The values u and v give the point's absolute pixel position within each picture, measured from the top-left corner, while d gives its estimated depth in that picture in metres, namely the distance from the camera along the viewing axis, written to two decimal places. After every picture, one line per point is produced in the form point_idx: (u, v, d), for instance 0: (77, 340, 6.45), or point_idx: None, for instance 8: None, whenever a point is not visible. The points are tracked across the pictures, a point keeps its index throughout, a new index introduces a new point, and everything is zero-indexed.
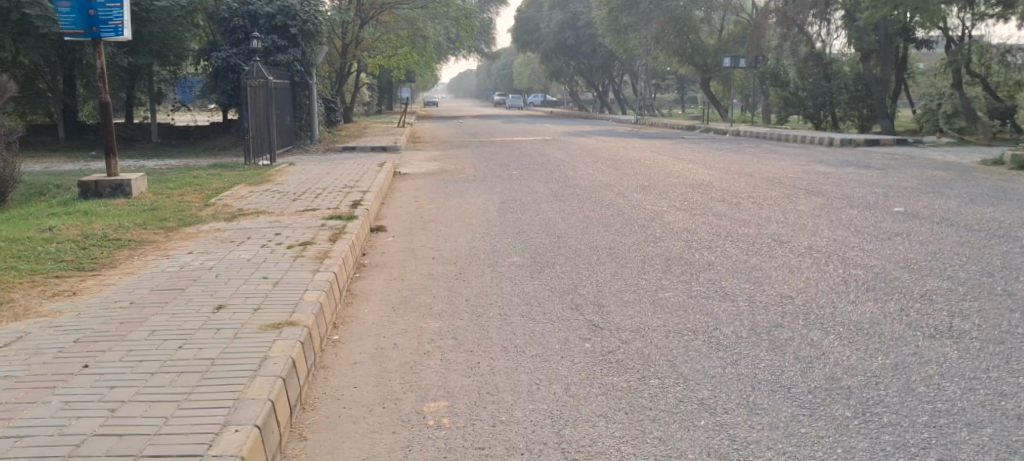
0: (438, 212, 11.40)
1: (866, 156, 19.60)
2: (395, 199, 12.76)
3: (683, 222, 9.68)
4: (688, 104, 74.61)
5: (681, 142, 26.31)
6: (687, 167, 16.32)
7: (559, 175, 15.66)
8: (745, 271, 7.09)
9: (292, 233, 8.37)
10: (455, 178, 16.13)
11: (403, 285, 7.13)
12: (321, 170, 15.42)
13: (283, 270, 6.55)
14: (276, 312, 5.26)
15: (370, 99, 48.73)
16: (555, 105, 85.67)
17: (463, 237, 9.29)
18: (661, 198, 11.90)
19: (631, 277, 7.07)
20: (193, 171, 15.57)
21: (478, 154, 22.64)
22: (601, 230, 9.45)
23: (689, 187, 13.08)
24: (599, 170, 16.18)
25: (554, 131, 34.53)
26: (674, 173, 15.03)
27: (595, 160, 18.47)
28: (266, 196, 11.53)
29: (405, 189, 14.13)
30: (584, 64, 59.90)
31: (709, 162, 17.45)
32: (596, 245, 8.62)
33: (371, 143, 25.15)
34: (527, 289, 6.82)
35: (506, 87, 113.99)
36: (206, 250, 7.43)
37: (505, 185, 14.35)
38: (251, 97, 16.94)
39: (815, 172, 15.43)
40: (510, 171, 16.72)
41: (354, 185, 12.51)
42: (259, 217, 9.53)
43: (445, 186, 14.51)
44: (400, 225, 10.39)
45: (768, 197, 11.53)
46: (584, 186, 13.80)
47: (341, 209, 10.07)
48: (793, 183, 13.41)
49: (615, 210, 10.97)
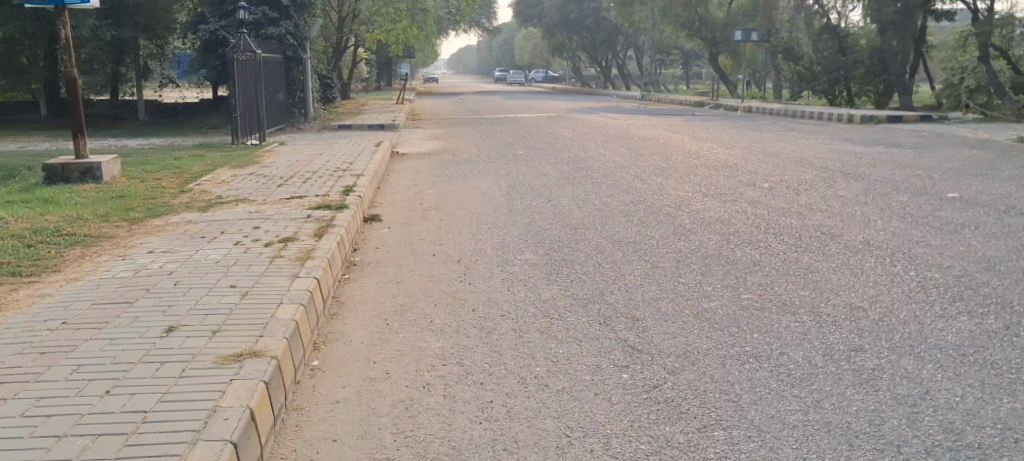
0: (441, 198, 10.39)
1: (892, 134, 18.58)
2: (393, 183, 11.74)
3: (714, 211, 8.66)
4: (693, 80, 73.44)
5: (694, 119, 25.23)
6: (706, 146, 15.30)
7: (570, 155, 14.64)
8: (797, 272, 6.09)
9: (272, 226, 7.36)
10: (458, 158, 15.11)
11: (399, 291, 6.11)
12: (314, 151, 14.39)
13: (256, 276, 5.50)
14: (238, 338, 4.22)
15: (369, 75, 47.58)
16: (557, 81, 84.38)
17: (469, 229, 8.29)
18: (683, 182, 10.89)
19: (666, 280, 6.07)
20: (176, 153, 14.52)
21: (482, 132, 21.58)
22: (623, 221, 8.45)
23: (712, 169, 12.06)
24: (612, 150, 15.16)
25: (559, 108, 33.43)
26: (693, 154, 14.01)
27: (606, 139, 17.43)
28: (250, 181, 10.50)
29: (405, 172, 13.09)
30: (588, 39, 58.67)
31: (728, 141, 16.44)
32: (619, 238, 7.62)
33: (370, 121, 24.07)
34: (544, 296, 5.81)
35: (507, 62, 112.53)
36: (170, 249, 6.39)
37: (512, 166, 13.33)
38: (238, 72, 15.89)
39: (844, 152, 14.41)
40: (517, 151, 15.70)
41: (348, 168, 11.50)
42: (239, 206, 8.51)
43: (447, 168, 13.49)
44: (397, 214, 9.38)
45: (802, 181, 10.52)
46: (597, 167, 12.78)
47: (330, 197, 9.04)
48: (824, 164, 12.40)
49: (635, 196, 9.96)
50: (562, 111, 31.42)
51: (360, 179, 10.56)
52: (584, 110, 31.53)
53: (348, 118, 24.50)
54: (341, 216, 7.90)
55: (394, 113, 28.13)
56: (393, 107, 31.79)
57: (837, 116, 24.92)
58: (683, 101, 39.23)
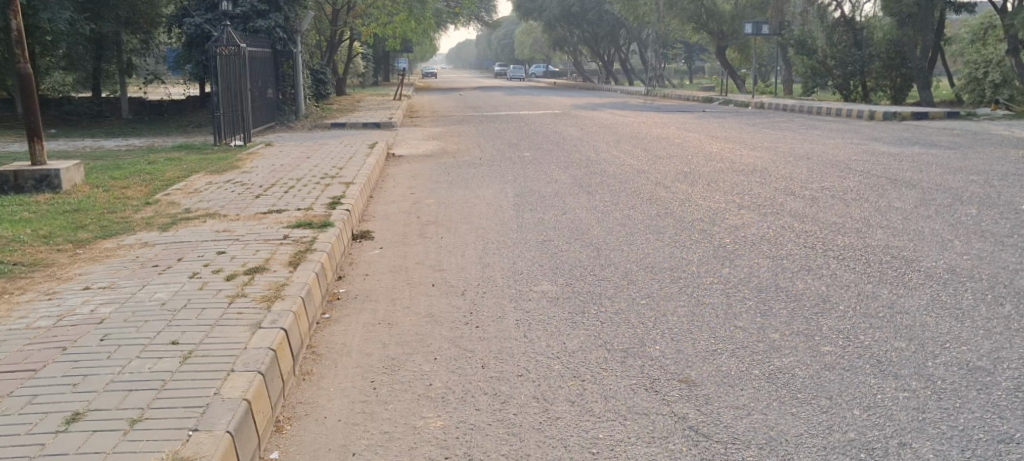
0: (441, 210, 9.24)
1: (922, 133, 17.40)
2: (387, 191, 10.59)
3: (756, 228, 7.52)
4: (696, 75, 72.32)
5: (706, 116, 24.05)
6: (726, 147, 14.14)
7: (580, 158, 13.48)
8: (878, 313, 4.95)
9: (241, 251, 6.19)
10: (459, 161, 13.97)
11: (392, 339, 4.95)
12: (302, 153, 13.23)
13: (207, 328, 4.30)
14: (162, 436, 3.08)
15: (366, 71, 46.43)
16: (557, 77, 83.23)
17: (473, 251, 7.16)
18: (712, 190, 9.74)
19: (719, 324, 4.91)
20: (152, 156, 13.35)
21: (482, 131, 20.45)
22: (651, 241, 7.30)
23: (740, 175, 10.90)
24: (626, 152, 14.00)
25: (563, 104, 32.28)
26: (715, 157, 12.85)
27: (617, 139, 16.27)
28: (225, 191, 9.33)
29: (400, 178, 11.94)
30: (590, 34, 57.52)
31: (749, 141, 15.27)
32: (650, 264, 6.47)
33: (366, 119, 22.91)
34: (571, 347, 4.66)
35: (507, 57, 111.28)
36: (109, 284, 5.22)
37: (518, 171, 12.19)
38: (221, 66, 14.73)
39: (880, 153, 13.26)
40: (522, 153, 14.57)
41: (338, 175, 10.36)
42: (207, 223, 7.35)
43: (447, 172, 12.36)
44: (392, 230, 8.23)
45: (846, 189, 9.36)
46: (612, 172, 11.61)
47: (314, 211, 7.88)
48: (862, 168, 11.27)
49: (660, 209, 8.79)
50: (566, 108, 30.23)
51: (351, 188, 9.41)
52: (589, 106, 30.36)
53: (343, 116, 23.32)
54: (324, 236, 6.73)
55: (391, 110, 26.97)
56: (390, 103, 30.61)
57: (856, 113, 23.77)
58: (689, 97, 38.06)
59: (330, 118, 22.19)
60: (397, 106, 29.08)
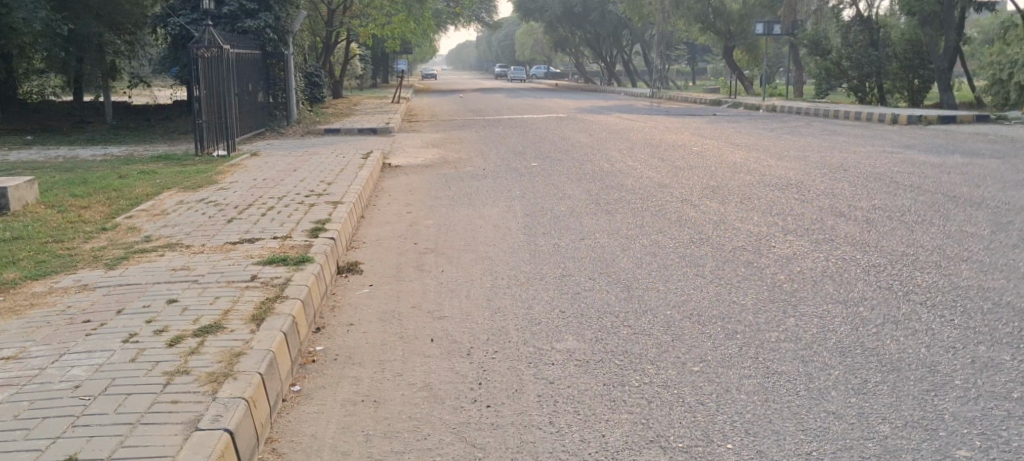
0: (441, 234, 8.11)
1: (956, 139, 16.31)
2: (380, 210, 9.46)
3: (811, 260, 6.41)
4: (700, 76, 71.22)
5: (718, 120, 23.01)
6: (751, 156, 13.05)
7: (591, 168, 12.38)
8: (1009, 392, 3.83)
9: (195, 300, 5.07)
10: (460, 171, 12.87)
11: (379, 428, 3.84)
12: (289, 164, 12.13)
13: (123, 432, 3.23)
14: None
15: (364, 72, 45.28)
16: (558, 78, 82.11)
17: (480, 291, 6.04)
18: (747, 210, 8.63)
19: (802, 408, 3.82)
20: (125, 167, 12.25)
21: (484, 137, 19.35)
22: (689, 277, 6.17)
23: (775, 189, 9.80)
24: (641, 161, 12.91)
25: (568, 107, 31.24)
26: (742, 168, 11.73)
27: (630, 146, 15.18)
28: (196, 212, 8.23)
29: (396, 192, 10.82)
30: (592, 34, 56.42)
31: (774, 149, 14.18)
32: (694, 311, 5.35)
33: (362, 124, 21.80)
34: (614, 445, 3.57)
35: (507, 58, 110.27)
36: (16, 353, 4.11)
37: (525, 184, 11.09)
38: (203, 70, 13.62)
39: (921, 163, 12.16)
40: (529, 162, 13.47)
41: (326, 192, 9.22)
42: (165, 257, 6.24)
43: (448, 186, 11.24)
44: (385, 261, 7.09)
45: (900, 208, 8.27)
46: (629, 186, 10.50)
47: (293, 240, 6.76)
48: (909, 181, 10.17)
49: (691, 233, 7.68)
50: (571, 111, 29.11)
51: (339, 208, 8.28)
52: (595, 109, 29.28)
53: (337, 121, 22.21)
54: (300, 275, 5.61)
55: (388, 114, 25.87)
56: (388, 107, 29.51)
57: (878, 117, 22.72)
58: (697, 99, 37.00)
59: (323, 124, 21.09)
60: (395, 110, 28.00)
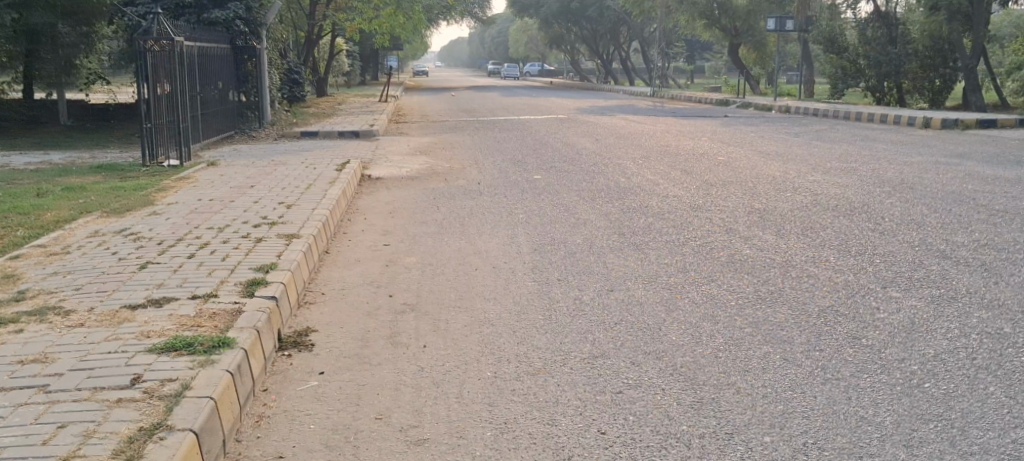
0: (426, 280, 6.28)
1: (1009, 148, 14.73)
2: (351, 243, 7.61)
3: (941, 337, 4.61)
4: (698, 74, 69.93)
5: (733, 124, 21.33)
6: (790, 170, 11.33)
7: (607, 185, 10.64)
8: None
9: (22, 432, 3.15)
10: (455, 188, 11.11)
11: None
12: (248, 178, 10.31)
13: None
14: None
15: (351, 68, 43.24)
16: (553, 76, 80.27)
17: (479, 388, 4.20)
18: (816, 246, 6.87)
19: None
20: (55, 180, 10.37)
21: (480, 142, 17.56)
22: (775, 362, 4.36)
23: (838, 217, 8.09)
24: (665, 176, 11.16)
25: (567, 107, 29.50)
26: (786, 186, 9.99)
27: (646, 155, 13.45)
28: (106, 247, 6.31)
29: (374, 215, 8.99)
30: (589, 30, 54.80)
31: (813, 161, 12.49)
32: (808, 441, 3.52)
33: (343, 126, 19.98)
34: None
35: (499, 54, 108.50)
36: None
37: (531, 205, 9.32)
38: (153, 65, 11.70)
39: (994, 180, 10.49)
40: (533, 176, 11.72)
41: (282, 220, 7.33)
42: (23, 333, 4.32)
43: (436, 207, 9.44)
44: (348, 325, 5.21)
45: (1013, 249, 6.53)
46: (655, 209, 8.72)
47: (218, 301, 4.86)
48: (997, 205, 8.52)
49: (752, 282, 5.88)
50: (571, 111, 27.46)
51: (294, 245, 6.39)
52: (597, 110, 27.58)
53: (316, 123, 20.33)
54: (206, 375, 3.69)
55: (375, 113, 24.03)
56: (375, 106, 27.67)
57: (907, 122, 21.13)
58: (700, 100, 35.32)
59: (301, 127, 19.25)
60: (382, 109, 26.16)
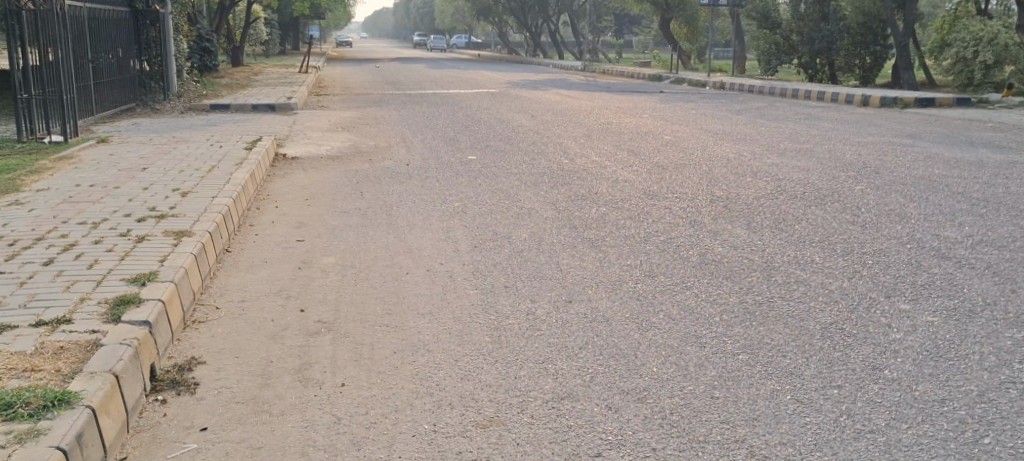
0: (346, 290, 5.25)
1: (955, 128, 14.32)
2: (257, 241, 6.51)
3: (981, 369, 3.78)
4: (627, 49, 69.46)
5: (670, 101, 20.61)
6: (743, 153, 10.58)
7: (549, 170, 9.72)
8: None
9: None
10: (380, 171, 10.06)
11: None
12: (142, 158, 9.10)
13: None
14: None
15: (269, 37, 41.43)
16: (479, 49, 78.96)
17: (415, 452, 3.20)
18: (792, 243, 6.07)
19: None
20: None
21: (408, 117, 16.44)
22: (788, 406, 3.48)
23: (807, 206, 7.33)
24: (611, 161, 10.30)
25: (497, 81, 28.50)
26: (743, 171, 9.21)
27: (586, 136, 12.59)
28: None
29: (287, 205, 7.90)
30: (517, 2, 53.73)
31: (764, 142, 11.77)
32: None
33: (258, 98, 18.65)
34: None
35: (425, 26, 106.57)
36: None
37: (466, 194, 8.34)
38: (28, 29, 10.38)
39: (957, 164, 9.88)
40: (466, 160, 10.74)
41: (173, 214, 6.21)
42: None
43: (358, 196, 8.39)
44: (245, 355, 4.16)
45: (1015, 247, 5.79)
46: (606, 200, 7.83)
47: (68, 329, 3.75)
48: (972, 193, 7.86)
49: (731, 289, 5.02)
50: (501, 85, 26.48)
51: (183, 245, 5.31)
52: (528, 84, 26.61)
53: (228, 96, 18.93)
54: None
55: (294, 85, 22.65)
56: (295, 77, 26.22)
57: (844, 100, 20.72)
58: (632, 75, 34.64)
59: (212, 100, 17.86)
60: (302, 81, 24.75)
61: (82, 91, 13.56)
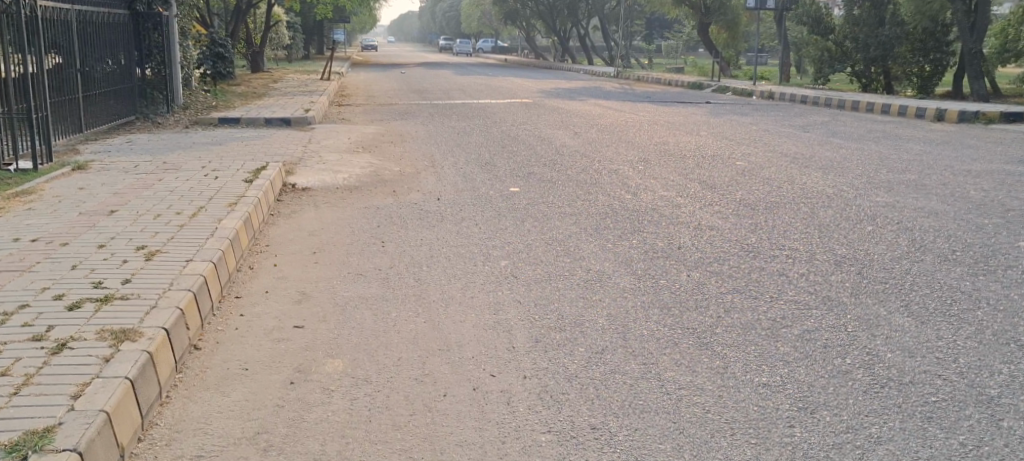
0: (356, 430, 3.58)
1: None
2: (239, 329, 4.86)
3: None
4: (659, 53, 67.60)
5: (722, 114, 18.82)
6: (842, 188, 8.79)
7: (612, 211, 7.99)
8: None
9: None
10: (403, 209, 8.37)
11: None
12: (116, 196, 7.49)
13: None
14: None
15: (293, 41, 39.98)
16: (508, 53, 77.34)
17: None
18: (988, 342, 4.30)
19: None
20: None
21: (437, 134, 14.79)
22: None
23: (967, 271, 5.55)
24: (684, 197, 8.55)
25: (529, 89, 26.83)
26: (852, 214, 7.46)
27: (642, 163, 10.85)
28: None
29: (286, 265, 6.24)
30: (547, 6, 52.04)
31: (857, 171, 9.98)
32: None
33: (273, 110, 17.10)
34: None
35: (452, 30, 105.24)
36: None
37: (511, 249, 6.64)
38: None
39: None
40: (505, 194, 9.05)
41: (122, 296, 4.58)
42: None
43: (377, 250, 6.71)
44: None
45: None
46: (695, 262, 6.08)
47: None
48: None
49: (941, 449, 3.31)
50: (534, 94, 24.80)
51: (117, 363, 3.68)
52: (563, 93, 24.90)
53: (241, 107, 17.39)
54: None
55: (314, 94, 21.05)
56: (316, 84, 24.70)
57: (915, 114, 18.82)
58: (671, 82, 32.83)
59: (222, 113, 16.30)
60: (323, 89, 23.17)
61: (67, 105, 12.17)
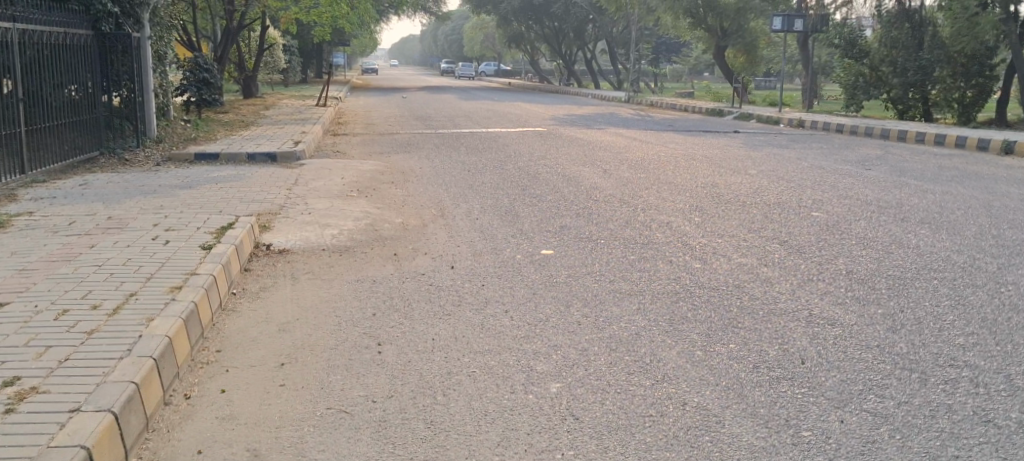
0: None
1: None
2: None
3: None
4: (666, 77, 65.90)
5: (760, 146, 16.89)
6: (973, 255, 6.79)
7: (685, 292, 6.01)
8: None
9: None
10: (409, 284, 6.43)
11: None
12: (21, 275, 5.56)
13: None
14: None
15: (289, 65, 38.16)
16: (509, 77, 75.74)
17: None
18: None
19: None
20: None
21: (444, 171, 12.84)
22: None
23: None
24: (771, 267, 6.58)
25: (540, 116, 24.97)
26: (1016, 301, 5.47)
27: (696, 214, 8.87)
28: None
29: (236, 394, 4.34)
30: (552, 28, 50.42)
31: (972, 228, 7.99)
32: None
33: (259, 142, 15.20)
34: None
35: (453, 54, 103.87)
36: None
37: (558, 363, 4.66)
38: None
39: None
40: (536, 262, 7.06)
41: None
42: None
43: (370, 358, 4.79)
44: None
45: None
46: (840, 395, 4.12)
47: None
48: None
49: None
50: (547, 121, 22.93)
51: None
52: (578, 121, 23.03)
53: (224, 139, 15.48)
54: None
55: (307, 123, 19.17)
56: (311, 111, 22.84)
57: (975, 145, 16.87)
58: (689, 108, 30.96)
59: (201, 146, 14.41)
60: (319, 116, 21.30)
61: (7, 141, 10.26)
